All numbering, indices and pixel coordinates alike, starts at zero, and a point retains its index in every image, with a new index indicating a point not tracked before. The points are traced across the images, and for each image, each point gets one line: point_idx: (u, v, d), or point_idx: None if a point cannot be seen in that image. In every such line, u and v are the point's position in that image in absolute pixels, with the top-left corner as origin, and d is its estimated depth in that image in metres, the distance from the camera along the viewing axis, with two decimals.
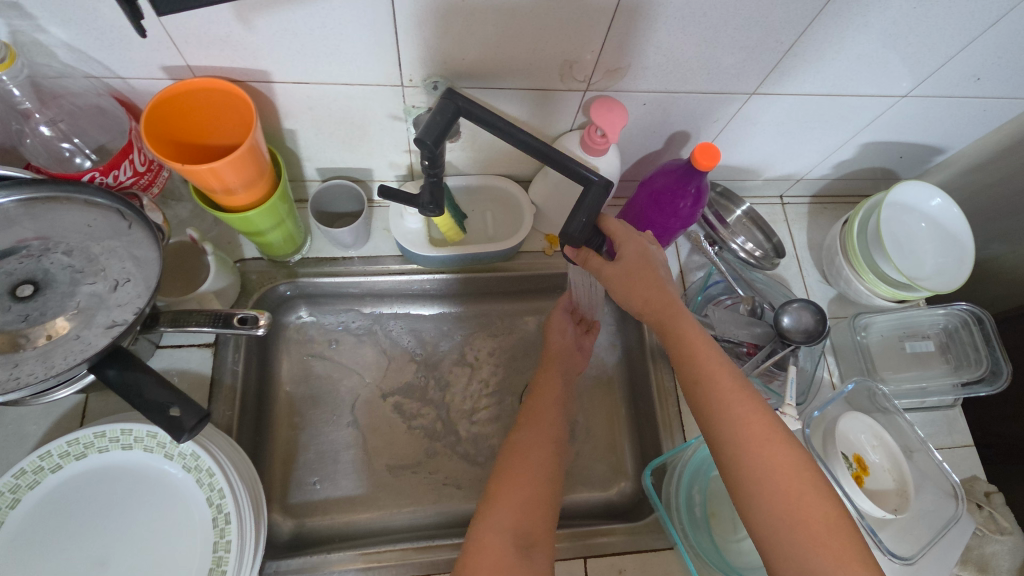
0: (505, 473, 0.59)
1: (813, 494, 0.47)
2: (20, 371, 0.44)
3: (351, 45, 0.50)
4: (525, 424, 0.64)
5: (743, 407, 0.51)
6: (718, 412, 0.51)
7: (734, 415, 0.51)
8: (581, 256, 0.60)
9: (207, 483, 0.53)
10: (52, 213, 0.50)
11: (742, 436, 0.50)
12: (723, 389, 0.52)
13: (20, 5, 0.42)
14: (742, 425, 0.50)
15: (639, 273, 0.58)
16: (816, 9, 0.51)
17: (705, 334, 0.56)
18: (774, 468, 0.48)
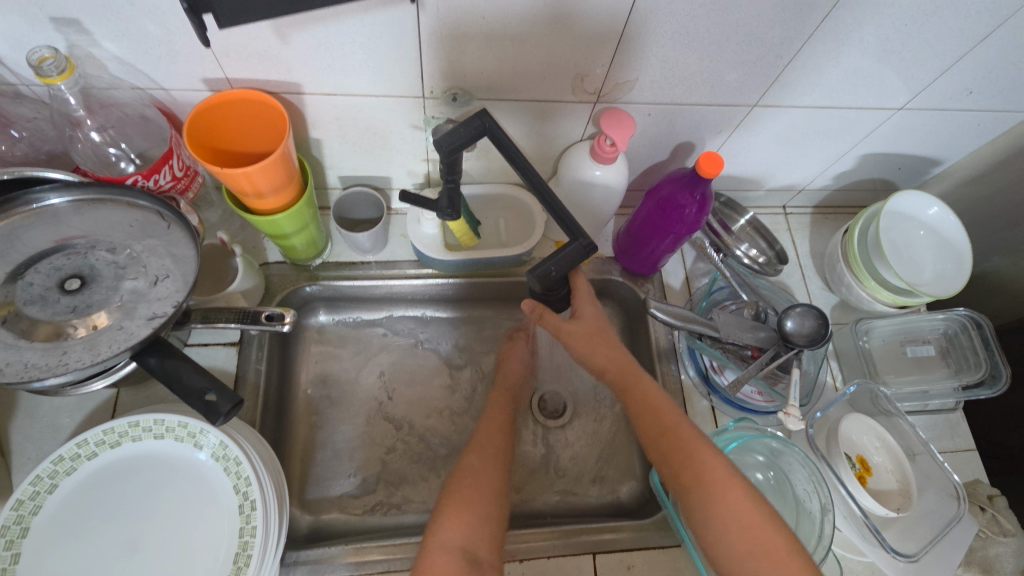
0: (455, 494, 0.61)
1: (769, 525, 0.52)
2: (68, 358, 0.47)
3: (378, 59, 0.54)
4: (473, 454, 0.66)
5: (698, 449, 0.57)
6: (678, 457, 0.57)
7: (691, 457, 0.56)
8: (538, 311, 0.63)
9: (235, 472, 0.56)
10: (97, 213, 0.53)
11: (700, 476, 0.55)
12: (676, 436, 0.58)
13: (81, 22, 0.47)
14: (701, 467, 0.56)
15: (598, 333, 0.64)
16: (812, 26, 0.55)
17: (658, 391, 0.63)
18: (730, 498, 0.54)
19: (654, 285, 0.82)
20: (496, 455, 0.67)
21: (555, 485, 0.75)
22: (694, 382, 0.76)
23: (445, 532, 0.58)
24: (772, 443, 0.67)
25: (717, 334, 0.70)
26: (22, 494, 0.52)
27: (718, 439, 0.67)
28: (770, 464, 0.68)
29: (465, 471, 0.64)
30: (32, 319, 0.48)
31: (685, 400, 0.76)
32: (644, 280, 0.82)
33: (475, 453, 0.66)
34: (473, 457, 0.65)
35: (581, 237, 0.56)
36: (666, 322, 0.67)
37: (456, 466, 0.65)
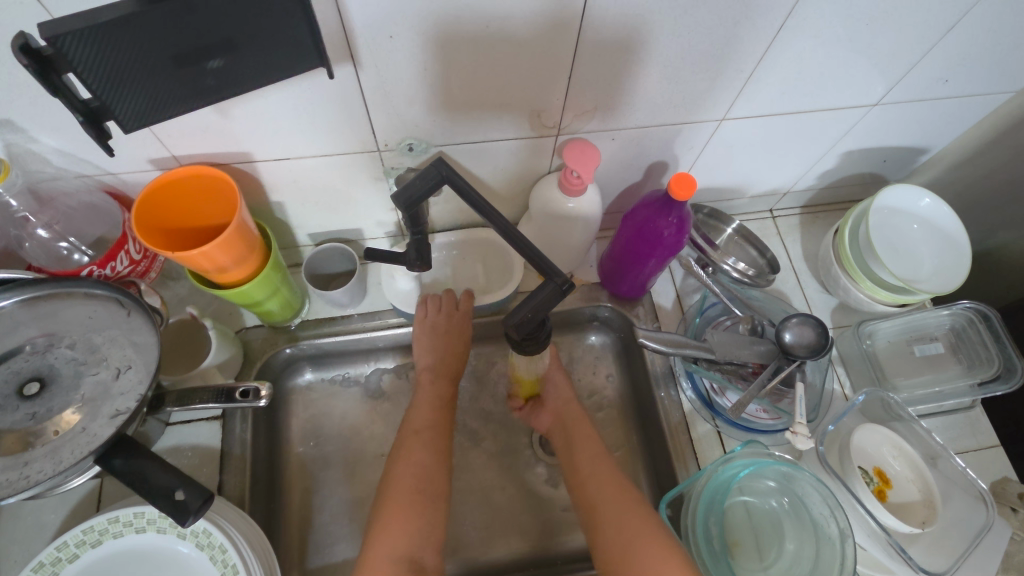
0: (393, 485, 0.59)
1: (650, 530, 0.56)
2: (30, 470, 0.45)
3: (324, 120, 0.52)
4: (415, 443, 0.62)
5: (604, 469, 0.64)
6: (590, 476, 0.64)
7: (597, 478, 0.63)
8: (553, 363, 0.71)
9: (221, 560, 0.54)
10: (54, 309, 0.51)
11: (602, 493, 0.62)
12: (588, 460, 0.65)
13: (12, 121, 0.45)
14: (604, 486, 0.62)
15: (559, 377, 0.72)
16: (769, 36, 0.53)
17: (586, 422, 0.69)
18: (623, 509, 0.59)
19: (645, 307, 0.79)
20: (435, 436, 0.64)
21: (563, 526, 0.73)
22: (696, 407, 0.73)
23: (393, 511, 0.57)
24: (782, 467, 0.63)
25: (712, 356, 0.66)
26: None
27: (728, 467, 0.63)
28: (784, 489, 0.64)
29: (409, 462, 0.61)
30: None
31: (689, 427, 0.73)
32: (634, 302, 0.80)
33: (410, 433, 0.63)
34: (416, 444, 0.62)
35: (557, 277, 0.50)
36: (657, 351, 0.65)
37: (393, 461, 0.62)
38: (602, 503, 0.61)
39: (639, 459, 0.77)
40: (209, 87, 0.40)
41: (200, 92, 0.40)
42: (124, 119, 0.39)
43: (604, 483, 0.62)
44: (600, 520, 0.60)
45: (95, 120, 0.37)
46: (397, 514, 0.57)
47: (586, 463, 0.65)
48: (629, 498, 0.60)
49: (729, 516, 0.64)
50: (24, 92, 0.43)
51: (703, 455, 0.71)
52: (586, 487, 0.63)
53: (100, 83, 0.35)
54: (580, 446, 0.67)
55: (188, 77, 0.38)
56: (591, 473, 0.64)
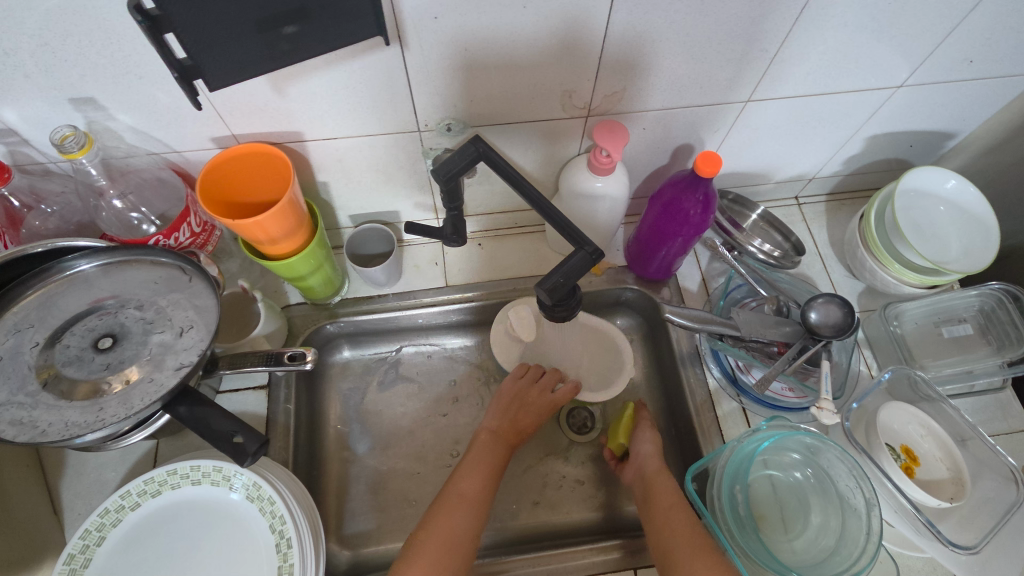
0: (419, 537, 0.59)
1: None
2: (105, 413, 0.49)
3: (369, 101, 0.56)
4: (438, 531, 0.59)
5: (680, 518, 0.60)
6: (664, 525, 0.60)
7: (670, 524, 0.59)
8: (642, 423, 0.72)
9: (269, 512, 0.57)
10: (126, 273, 0.56)
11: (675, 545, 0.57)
12: (660, 506, 0.61)
13: (95, 99, 0.51)
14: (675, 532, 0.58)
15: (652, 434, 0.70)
16: (793, 15, 0.54)
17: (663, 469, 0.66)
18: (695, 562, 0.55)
19: (671, 289, 0.81)
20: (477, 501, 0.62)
21: (591, 503, 0.74)
22: (721, 384, 0.75)
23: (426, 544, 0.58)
24: (806, 439, 0.64)
25: (737, 334, 0.68)
26: (72, 548, 0.55)
27: (752, 437, 0.64)
28: (808, 461, 0.65)
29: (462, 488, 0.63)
30: (69, 379, 0.50)
31: (715, 404, 0.74)
32: (661, 286, 0.82)
33: (444, 519, 0.60)
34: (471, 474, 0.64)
35: (588, 245, 0.53)
36: (683, 326, 0.67)
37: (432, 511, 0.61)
38: (672, 545, 0.58)
39: (665, 439, 0.78)
40: (283, 53, 0.43)
41: (270, 59, 0.44)
42: (211, 79, 0.43)
43: (683, 535, 0.58)
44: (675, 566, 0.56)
45: (187, 78, 0.42)
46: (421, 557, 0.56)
47: (661, 513, 0.61)
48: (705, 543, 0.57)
49: (755, 486, 0.65)
50: (108, 72, 0.48)
51: (729, 432, 0.72)
52: (662, 537, 0.59)
53: (192, 43, 0.39)
54: (659, 497, 0.62)
55: (266, 40, 0.42)
56: (667, 521, 0.60)
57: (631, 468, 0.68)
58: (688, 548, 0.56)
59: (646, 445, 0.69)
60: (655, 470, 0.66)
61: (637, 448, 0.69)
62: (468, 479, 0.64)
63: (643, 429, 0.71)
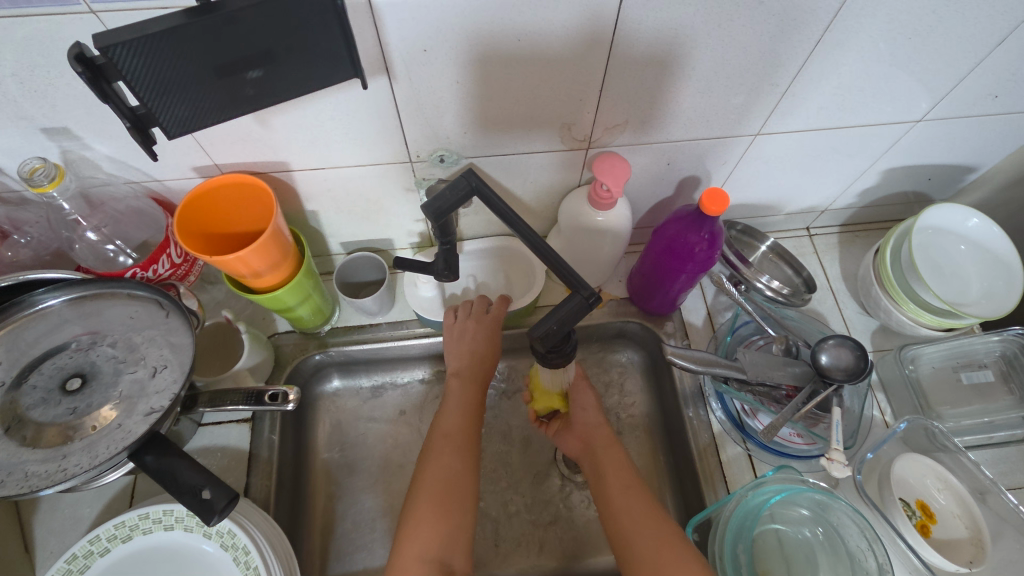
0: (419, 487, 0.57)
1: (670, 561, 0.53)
2: (68, 463, 0.46)
3: (358, 131, 0.53)
4: (449, 445, 0.60)
5: (630, 494, 0.60)
6: (614, 503, 0.60)
7: (618, 501, 0.60)
8: (576, 383, 0.69)
9: (244, 562, 0.54)
10: (98, 308, 0.54)
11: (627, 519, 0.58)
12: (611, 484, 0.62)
13: (69, 129, 0.48)
14: (625, 509, 0.59)
15: (587, 392, 0.69)
16: (807, 49, 0.51)
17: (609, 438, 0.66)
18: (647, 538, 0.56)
19: (674, 323, 0.78)
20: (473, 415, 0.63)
21: (585, 548, 0.71)
22: (726, 427, 0.71)
23: (434, 459, 0.59)
24: (816, 494, 0.60)
25: (744, 377, 0.64)
26: None
27: (759, 492, 0.60)
28: (817, 519, 0.61)
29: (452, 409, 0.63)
30: (34, 423, 0.48)
31: (719, 448, 0.70)
32: (663, 319, 0.78)
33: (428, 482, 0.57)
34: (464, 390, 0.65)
35: (585, 289, 0.50)
36: (686, 369, 0.63)
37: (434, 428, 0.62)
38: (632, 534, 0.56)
39: (667, 481, 0.74)
40: (249, 96, 0.41)
41: (239, 102, 0.41)
42: (167, 126, 0.40)
43: (640, 520, 0.57)
44: (641, 557, 0.54)
45: (141, 127, 0.39)
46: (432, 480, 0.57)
47: (616, 494, 0.60)
48: (669, 533, 0.55)
49: (760, 541, 0.61)
50: (80, 102, 0.46)
51: (733, 480, 0.68)
52: (615, 522, 0.58)
53: (145, 91, 0.37)
54: (610, 477, 0.62)
55: (229, 85, 0.39)
56: (620, 501, 0.60)
57: (577, 435, 0.68)
58: (648, 535, 0.56)
59: (587, 404, 0.69)
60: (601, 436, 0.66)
61: (578, 415, 0.69)
62: (474, 389, 0.65)
63: (581, 391, 0.69)
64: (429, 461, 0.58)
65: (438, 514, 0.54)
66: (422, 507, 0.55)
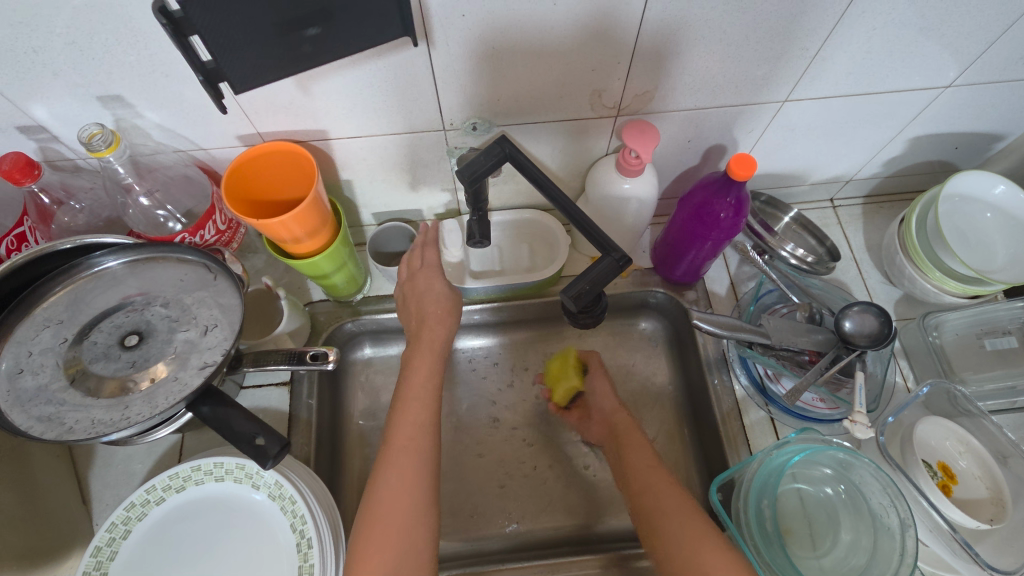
0: (388, 460, 0.55)
1: (697, 527, 0.54)
2: (130, 412, 0.49)
3: (395, 97, 0.55)
4: (405, 439, 0.56)
5: (651, 472, 0.61)
6: (637, 482, 0.61)
7: (638, 477, 0.61)
8: (597, 372, 0.76)
9: (291, 511, 0.57)
10: (150, 270, 0.56)
11: (655, 493, 0.59)
12: (635, 463, 0.63)
13: (123, 97, 0.51)
14: (651, 486, 0.59)
15: (603, 381, 0.75)
16: (836, 13, 0.52)
17: (632, 423, 0.68)
18: (669, 506, 0.57)
19: (697, 292, 0.79)
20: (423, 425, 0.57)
21: (609, 508, 0.73)
22: (749, 393, 0.73)
23: (389, 474, 0.54)
24: (839, 454, 0.62)
25: (767, 341, 0.66)
26: (100, 541, 0.55)
27: (782, 451, 0.61)
28: (839, 477, 0.63)
29: (418, 371, 0.61)
30: (97, 375, 0.51)
31: (742, 413, 0.72)
32: (686, 288, 0.80)
33: (395, 449, 0.55)
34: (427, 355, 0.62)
35: (614, 251, 0.52)
36: (711, 333, 0.65)
37: (399, 399, 0.59)
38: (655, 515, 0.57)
39: (690, 445, 0.76)
40: (305, 54, 0.44)
41: (295, 60, 0.44)
42: (234, 81, 0.44)
43: (660, 492, 0.58)
44: (665, 533, 0.55)
45: (212, 80, 0.45)
46: (402, 454, 0.55)
47: (639, 472, 0.61)
48: (692, 509, 0.56)
49: (781, 499, 0.63)
50: (135, 70, 0.48)
51: (755, 442, 0.70)
52: (641, 498, 0.59)
53: (214, 46, 0.40)
54: (634, 458, 0.64)
55: (289, 42, 0.42)
56: (643, 479, 0.61)
57: (599, 423, 0.73)
58: (671, 506, 0.57)
59: (602, 389, 0.74)
60: (623, 424, 0.68)
61: (599, 404, 0.73)
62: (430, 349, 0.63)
63: (598, 377, 0.75)
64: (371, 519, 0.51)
65: (396, 518, 0.51)
66: (384, 498, 0.52)
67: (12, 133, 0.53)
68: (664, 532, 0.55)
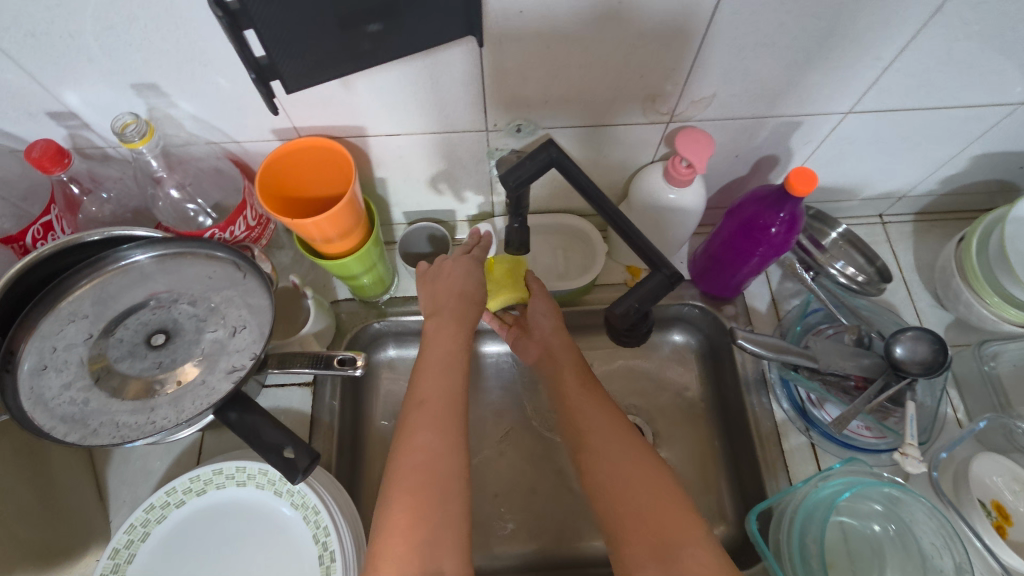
0: (405, 448, 0.51)
1: (650, 494, 0.52)
2: (155, 416, 0.47)
3: (439, 95, 0.52)
4: (425, 421, 0.52)
5: (599, 429, 0.58)
6: (588, 439, 0.58)
7: (588, 436, 0.58)
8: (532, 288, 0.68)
9: (313, 521, 0.55)
10: (180, 265, 0.54)
11: (605, 455, 0.56)
12: (584, 419, 0.60)
13: (158, 86, 0.48)
14: (600, 447, 0.57)
15: (543, 301, 0.67)
16: (918, 22, 0.48)
17: (581, 367, 0.64)
18: (621, 467, 0.54)
19: (737, 307, 0.76)
20: (451, 412, 0.53)
21: None
22: (790, 416, 0.69)
23: (407, 458, 0.50)
24: (890, 490, 0.58)
25: (814, 365, 0.63)
26: (118, 542, 0.54)
27: (829, 483, 0.58)
28: (888, 514, 0.59)
29: (438, 350, 0.57)
30: (121, 374, 0.49)
31: (782, 437, 0.69)
32: (725, 303, 0.76)
33: (415, 436, 0.51)
34: (448, 332, 0.58)
35: (665, 266, 0.49)
36: (754, 354, 0.62)
37: (416, 381, 0.55)
38: (615, 482, 0.54)
39: (723, 467, 0.73)
40: (365, 51, 0.45)
41: (354, 57, 0.45)
42: (287, 79, 0.45)
43: (610, 452, 0.56)
44: (618, 500, 0.52)
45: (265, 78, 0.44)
46: (423, 439, 0.51)
47: (591, 429, 0.58)
48: (644, 469, 0.54)
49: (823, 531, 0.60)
50: (173, 58, 0.46)
51: (795, 468, 0.67)
52: (595, 461, 0.56)
53: (270, 42, 0.41)
54: (582, 413, 0.60)
55: (350, 38, 0.43)
56: (595, 433, 0.58)
57: (536, 342, 0.68)
58: (620, 468, 0.54)
59: (542, 312, 0.67)
60: (571, 368, 0.64)
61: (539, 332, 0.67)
62: (452, 329, 0.58)
63: (539, 299, 0.67)
64: (394, 515, 0.47)
65: (416, 512, 0.47)
66: (404, 489, 0.48)
67: (41, 118, 0.51)
68: (617, 497, 0.53)
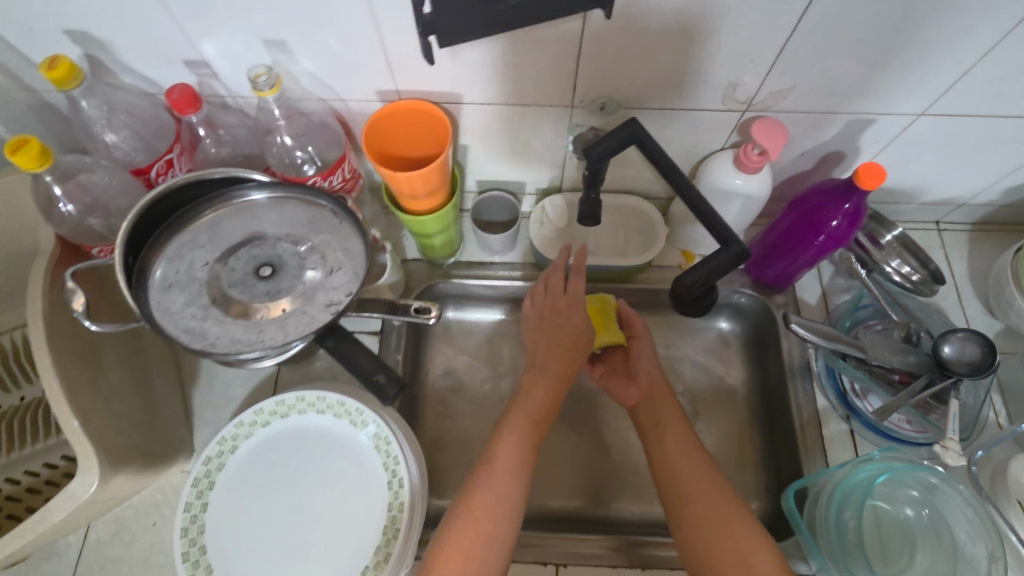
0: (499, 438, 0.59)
1: (735, 530, 0.54)
2: (264, 336, 0.53)
3: (535, 70, 0.56)
4: (516, 420, 0.60)
5: (686, 459, 0.60)
6: (672, 467, 0.60)
7: (673, 463, 0.60)
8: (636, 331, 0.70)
9: (384, 450, 0.61)
10: (287, 207, 0.59)
11: (692, 486, 0.58)
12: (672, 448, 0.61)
13: (287, 43, 0.54)
14: (688, 477, 0.59)
15: (645, 346, 0.70)
16: (1003, 30, 0.50)
17: (669, 396, 0.66)
18: (707, 500, 0.56)
19: (786, 298, 0.79)
20: (545, 413, 0.62)
21: None
22: (832, 403, 0.72)
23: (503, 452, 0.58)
24: (928, 476, 0.61)
25: (862, 355, 0.65)
26: (211, 451, 0.61)
27: (868, 466, 0.61)
28: (924, 499, 0.62)
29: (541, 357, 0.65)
30: (233, 298, 0.54)
31: (822, 423, 0.72)
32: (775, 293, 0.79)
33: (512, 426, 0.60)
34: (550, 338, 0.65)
35: (736, 245, 0.52)
36: (807, 340, 0.64)
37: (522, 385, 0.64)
38: (702, 515, 0.56)
39: (759, 448, 0.77)
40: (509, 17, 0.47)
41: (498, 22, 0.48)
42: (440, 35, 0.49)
43: (698, 482, 0.58)
44: (702, 531, 0.55)
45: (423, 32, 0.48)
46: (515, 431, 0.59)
47: (677, 456, 0.60)
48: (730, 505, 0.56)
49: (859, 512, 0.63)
50: (306, 18, 0.51)
51: (832, 452, 0.70)
52: (679, 492, 0.58)
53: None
54: (672, 440, 0.62)
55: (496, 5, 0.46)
56: (683, 465, 0.60)
57: (639, 387, 0.67)
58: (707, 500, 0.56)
59: (646, 355, 0.69)
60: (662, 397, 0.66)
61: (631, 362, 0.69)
62: (560, 347, 0.65)
63: (642, 343, 0.70)
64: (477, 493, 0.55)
65: (499, 494, 0.55)
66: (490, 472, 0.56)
67: (178, 66, 0.57)
68: (701, 528, 0.55)
